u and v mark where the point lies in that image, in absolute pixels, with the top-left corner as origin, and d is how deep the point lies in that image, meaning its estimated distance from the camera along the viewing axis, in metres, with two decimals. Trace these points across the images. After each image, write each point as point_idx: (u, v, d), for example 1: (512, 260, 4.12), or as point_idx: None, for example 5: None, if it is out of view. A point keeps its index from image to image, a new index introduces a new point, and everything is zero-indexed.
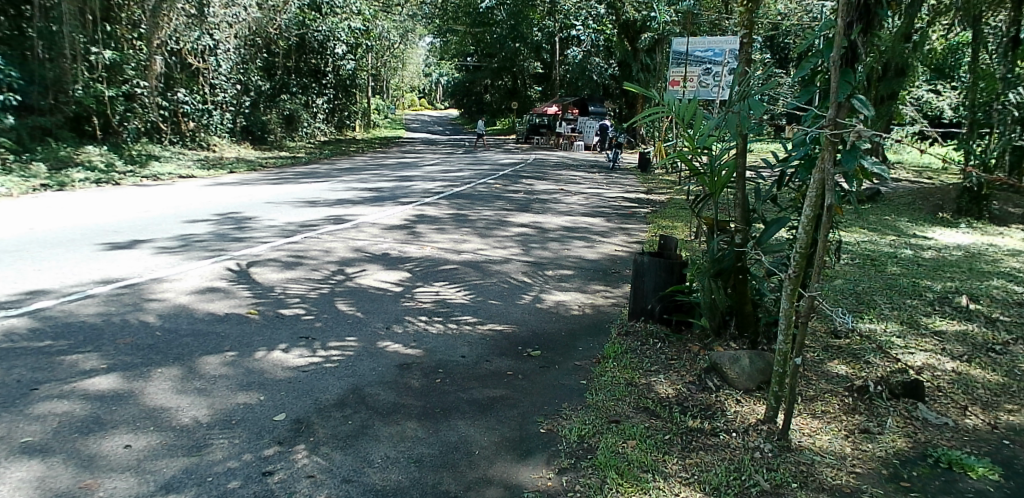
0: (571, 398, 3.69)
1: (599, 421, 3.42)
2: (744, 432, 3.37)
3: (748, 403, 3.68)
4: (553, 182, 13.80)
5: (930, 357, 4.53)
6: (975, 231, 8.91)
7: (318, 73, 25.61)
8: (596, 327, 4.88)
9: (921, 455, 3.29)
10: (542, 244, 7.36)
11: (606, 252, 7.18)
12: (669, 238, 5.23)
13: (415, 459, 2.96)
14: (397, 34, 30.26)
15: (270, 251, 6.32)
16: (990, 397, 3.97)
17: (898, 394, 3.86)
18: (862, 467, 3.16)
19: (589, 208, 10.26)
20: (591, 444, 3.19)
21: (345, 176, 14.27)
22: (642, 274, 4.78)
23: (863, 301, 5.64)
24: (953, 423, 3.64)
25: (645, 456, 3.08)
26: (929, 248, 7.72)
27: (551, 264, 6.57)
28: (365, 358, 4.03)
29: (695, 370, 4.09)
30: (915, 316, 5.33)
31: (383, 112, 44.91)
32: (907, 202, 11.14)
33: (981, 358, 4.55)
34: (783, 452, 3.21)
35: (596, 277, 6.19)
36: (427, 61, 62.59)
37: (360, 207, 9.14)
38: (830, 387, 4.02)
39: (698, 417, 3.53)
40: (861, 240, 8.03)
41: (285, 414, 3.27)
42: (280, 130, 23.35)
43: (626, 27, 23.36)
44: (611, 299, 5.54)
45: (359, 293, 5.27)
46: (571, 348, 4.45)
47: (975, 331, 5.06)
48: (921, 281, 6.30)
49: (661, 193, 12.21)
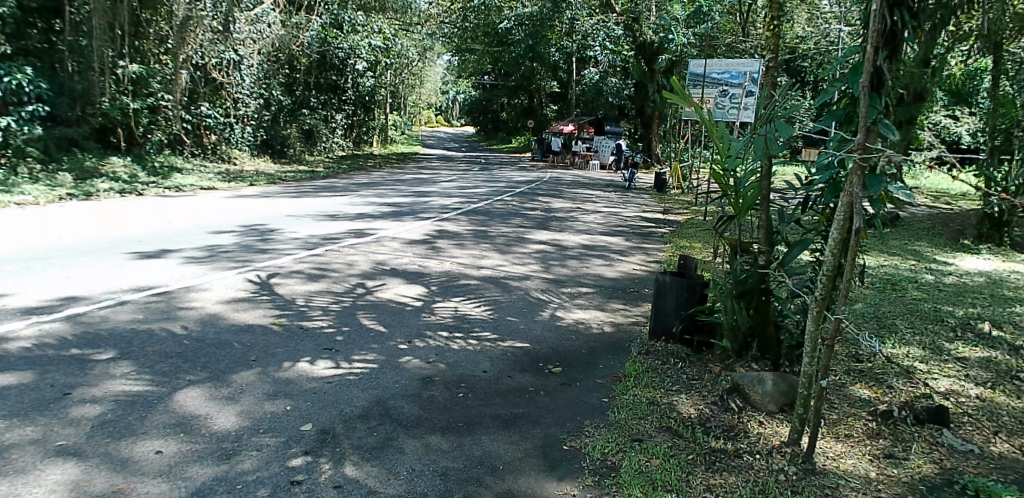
0: (594, 416, 3.70)
1: (622, 439, 3.42)
2: (767, 454, 3.37)
3: (772, 425, 3.66)
4: (571, 200, 13.85)
5: (953, 383, 4.51)
6: (996, 257, 8.85)
7: (338, 89, 25.91)
8: (616, 345, 4.89)
9: (946, 482, 3.26)
10: (561, 262, 7.41)
11: (625, 271, 7.21)
12: (689, 258, 5.23)
13: (441, 473, 2.97)
14: (416, 52, 30.65)
15: (294, 263, 6.40)
16: (1015, 425, 3.93)
17: (923, 420, 3.84)
18: (887, 492, 3.15)
19: (608, 226, 10.29)
20: (615, 462, 3.20)
21: (363, 190, 14.41)
22: (663, 293, 4.80)
23: (884, 325, 5.62)
24: (978, 450, 3.61)
25: (669, 476, 3.08)
26: (950, 274, 7.69)
27: (570, 281, 6.59)
28: (388, 371, 4.07)
29: (717, 391, 4.08)
30: (937, 342, 5.30)
31: (400, 127, 45.50)
32: (926, 227, 11.04)
33: (1005, 386, 4.51)
34: (807, 475, 3.20)
35: (615, 295, 6.21)
36: (444, 78, 63.49)
37: (380, 222, 9.22)
38: (854, 411, 4.00)
39: (721, 438, 3.53)
40: (881, 265, 8.01)
41: (312, 424, 3.30)
42: (299, 145, 23.72)
43: (643, 48, 23.09)
44: (631, 317, 5.56)
45: (381, 307, 5.32)
46: (592, 366, 4.46)
47: (998, 358, 5.02)
48: (942, 307, 6.25)
49: (680, 213, 12.23)
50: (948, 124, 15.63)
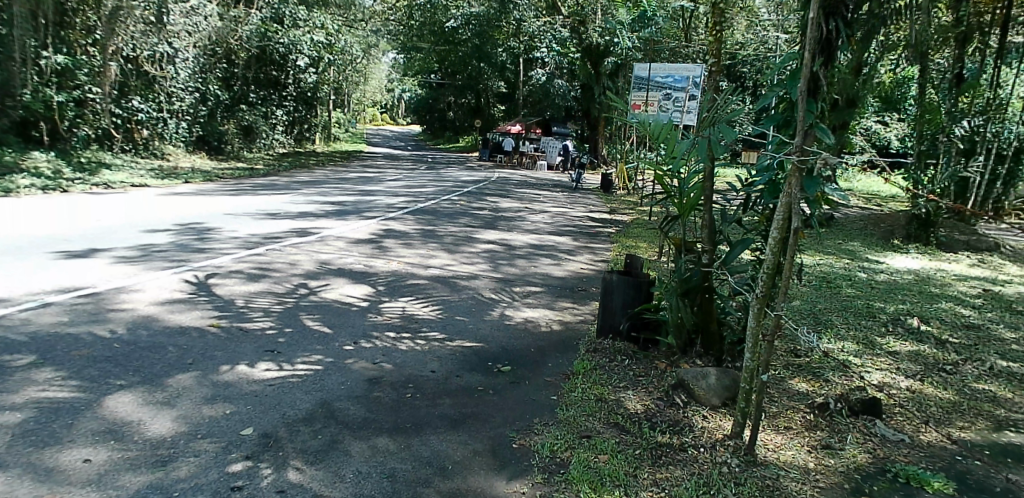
0: (543, 414, 3.69)
1: (570, 435, 3.44)
2: (711, 447, 3.44)
3: (715, 419, 3.74)
4: (518, 200, 13.87)
5: (885, 376, 4.71)
6: (923, 256, 9.32)
7: (278, 85, 25.28)
8: (564, 344, 4.90)
9: (880, 470, 3.40)
10: (509, 261, 7.40)
11: (573, 270, 7.26)
12: (635, 258, 5.29)
13: (389, 475, 2.92)
14: (361, 49, 30.16)
15: (233, 263, 6.19)
16: (942, 415, 4.14)
17: (857, 411, 3.99)
18: (825, 481, 3.26)
19: (555, 226, 10.34)
20: (564, 459, 3.20)
21: (306, 188, 14.09)
22: (610, 292, 4.84)
23: (820, 321, 5.82)
24: (909, 439, 3.78)
25: (616, 471, 3.11)
26: (881, 272, 8.05)
27: (518, 281, 6.59)
28: (332, 372, 3.97)
29: (662, 387, 4.14)
30: (870, 336, 5.52)
31: (343, 125, 44.71)
32: (859, 227, 11.53)
33: (933, 377, 4.74)
34: (750, 467, 3.28)
35: (564, 294, 6.24)
36: (389, 77, 62.73)
37: (323, 220, 9.01)
38: (793, 404, 4.13)
39: (667, 432, 3.58)
40: (818, 263, 8.31)
41: (253, 428, 3.19)
42: (237, 141, 23.02)
43: (589, 52, 23.22)
44: (579, 315, 5.60)
45: (325, 308, 5.19)
46: (540, 364, 4.46)
47: (926, 352, 5.27)
48: (874, 303, 6.53)
49: (625, 214, 12.41)
50: (878, 129, 16.33)
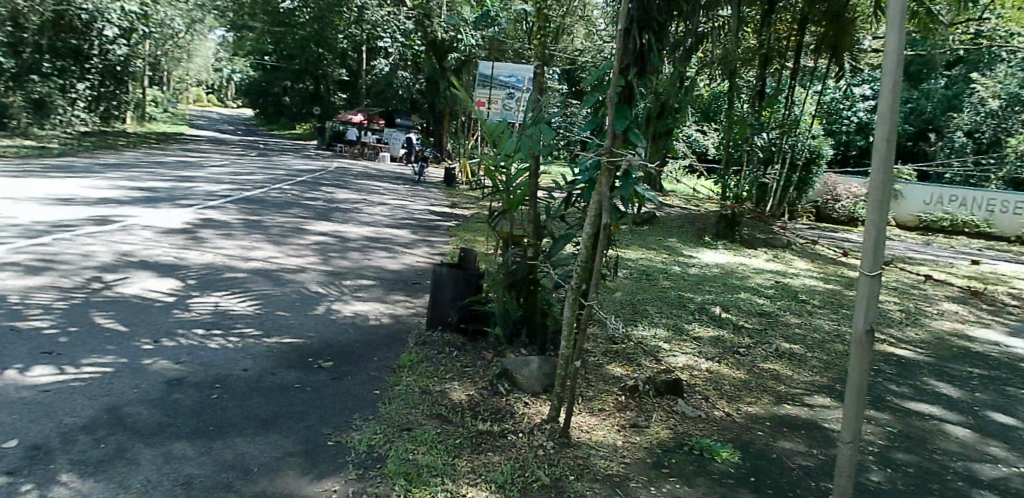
0: (363, 409, 3.61)
1: (390, 429, 3.40)
2: (529, 432, 3.56)
3: (536, 405, 3.89)
4: (356, 191, 13.52)
5: (690, 359, 5.17)
6: (730, 252, 10.38)
7: (80, 55, 22.64)
8: (392, 338, 4.84)
9: (678, 445, 3.74)
10: (340, 254, 7.18)
11: (407, 263, 7.20)
12: (468, 251, 5.34)
13: (184, 481, 2.70)
14: (183, 24, 27.81)
15: (11, 254, 5.43)
16: (733, 392, 4.63)
17: (662, 391, 4.34)
18: (631, 458, 3.52)
19: (392, 219, 10.21)
20: (381, 453, 3.15)
21: (111, 172, 12.71)
22: (440, 285, 4.84)
23: (638, 310, 6.26)
24: (705, 415, 4.18)
25: (435, 461, 3.12)
26: (693, 265, 8.82)
27: (349, 274, 6.41)
28: (126, 375, 3.61)
29: (487, 376, 4.23)
30: (680, 324, 6.03)
31: (163, 105, 40.98)
32: (678, 225, 12.55)
33: (729, 359, 5.28)
34: (563, 449, 3.45)
35: (395, 287, 6.16)
36: (217, 56, 58.47)
37: (130, 208, 8.18)
38: (607, 388, 4.40)
39: (488, 420, 3.66)
40: (640, 257, 8.93)
41: (18, 440, 2.82)
42: (27, 116, 20.28)
43: (436, 46, 23.11)
44: (409, 308, 5.56)
45: (123, 304, 4.71)
46: (365, 358, 4.37)
47: (726, 336, 5.85)
48: (686, 294, 7.13)
49: (465, 208, 12.53)
50: (696, 136, 17.92)
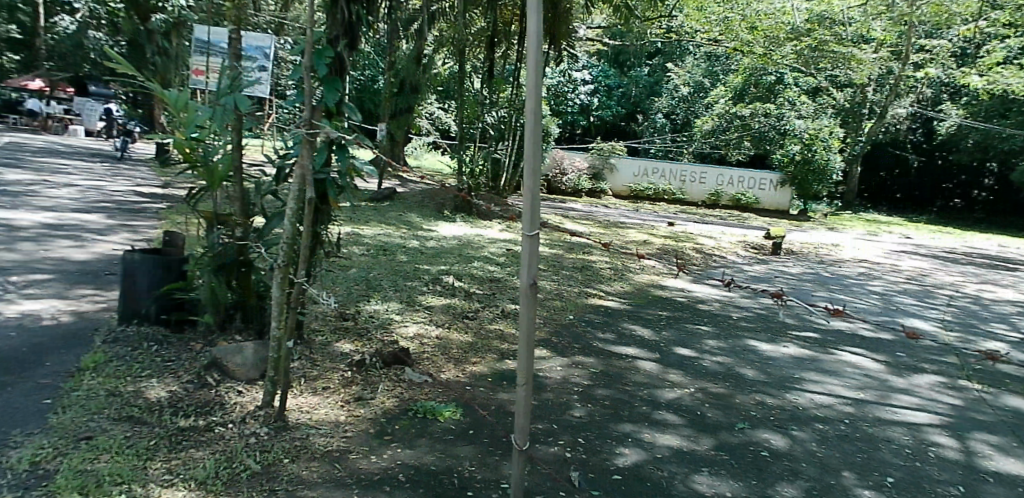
0: (27, 423, 3.07)
1: (65, 441, 2.94)
2: (241, 421, 3.35)
3: (250, 393, 3.66)
4: (36, 172, 11.38)
5: (420, 327, 5.29)
6: (467, 224, 10.87)
7: None
8: (75, 338, 4.19)
9: (403, 411, 3.81)
10: (7, 246, 6.00)
11: (100, 252, 6.27)
12: (174, 235, 4.84)
13: None
14: None
15: None
16: (460, 355, 4.85)
17: (389, 362, 4.37)
18: (353, 431, 3.51)
19: (84, 202, 8.80)
20: (49, 469, 2.70)
21: None
22: (133, 274, 4.30)
23: (371, 285, 6.22)
24: (430, 379, 4.32)
25: (120, 468, 2.77)
26: (430, 239, 9.02)
27: (18, 269, 5.40)
28: None
29: (194, 368, 3.87)
30: (412, 295, 6.12)
31: None
32: (417, 200, 12.71)
33: (457, 324, 5.51)
34: (278, 432, 3.31)
35: (82, 281, 5.34)
36: None
37: None
38: (333, 365, 4.30)
39: (192, 415, 3.35)
40: (377, 233, 8.87)
41: None
42: None
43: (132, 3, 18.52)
44: (100, 303, 4.86)
45: None
46: (35, 365, 3.73)
47: (456, 303, 6.10)
48: (420, 266, 7.27)
49: (180, 187, 11.27)
50: (436, 114, 18.31)
